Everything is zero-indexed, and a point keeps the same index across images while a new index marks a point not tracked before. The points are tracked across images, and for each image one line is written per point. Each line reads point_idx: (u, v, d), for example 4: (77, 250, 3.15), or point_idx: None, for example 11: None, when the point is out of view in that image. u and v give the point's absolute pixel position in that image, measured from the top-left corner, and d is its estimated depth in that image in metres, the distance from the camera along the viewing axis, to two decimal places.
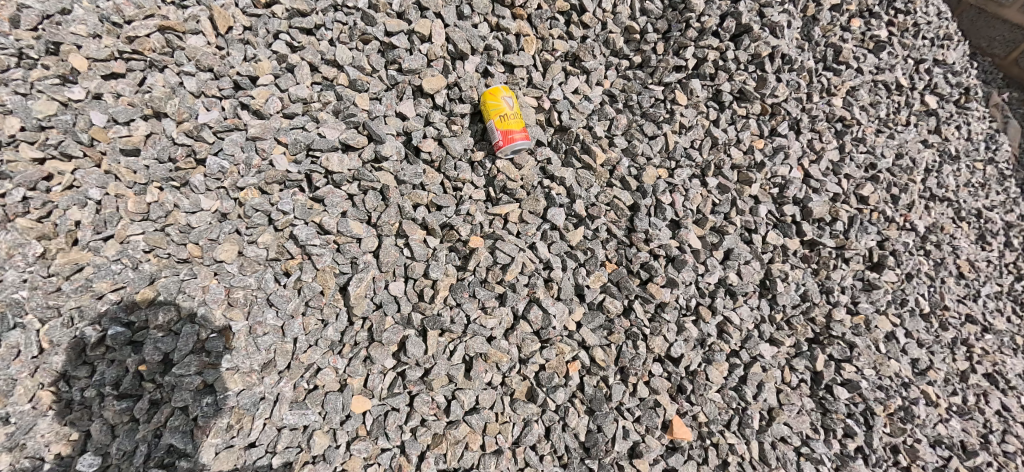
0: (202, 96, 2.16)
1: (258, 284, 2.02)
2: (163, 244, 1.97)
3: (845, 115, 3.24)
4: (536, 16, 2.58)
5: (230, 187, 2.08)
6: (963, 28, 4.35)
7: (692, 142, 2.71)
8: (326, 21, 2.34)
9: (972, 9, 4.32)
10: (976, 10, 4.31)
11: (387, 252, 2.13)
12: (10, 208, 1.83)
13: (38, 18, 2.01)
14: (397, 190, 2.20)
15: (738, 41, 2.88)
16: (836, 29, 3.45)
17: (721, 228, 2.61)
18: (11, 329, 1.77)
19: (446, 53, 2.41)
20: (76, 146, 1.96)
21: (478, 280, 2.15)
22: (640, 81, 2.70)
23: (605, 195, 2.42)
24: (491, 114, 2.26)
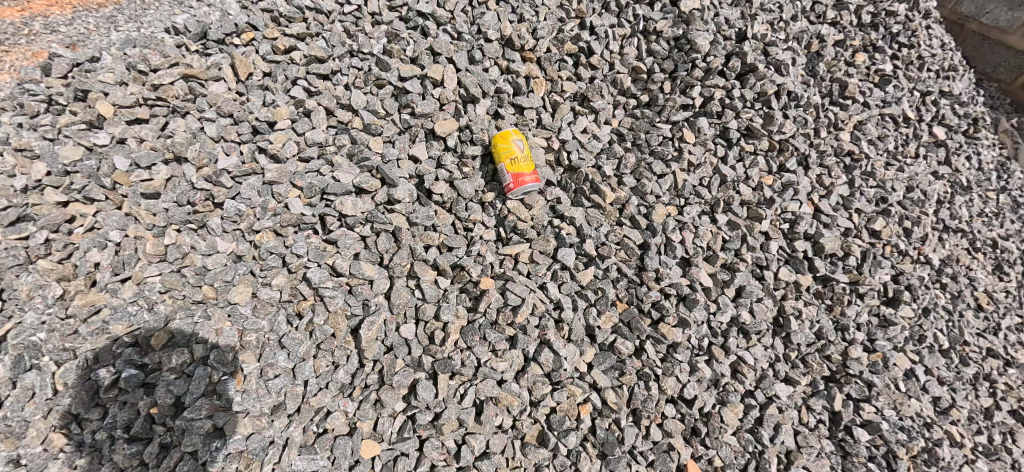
0: (221, 140, 2.22)
1: (270, 327, 2.01)
2: (179, 286, 2.00)
3: (853, 149, 3.25)
4: (546, 58, 2.63)
5: (246, 230, 2.11)
6: (966, 54, 4.41)
7: (701, 180, 2.72)
8: (342, 67, 2.43)
9: (976, 35, 4.33)
10: (981, 36, 4.33)
11: (399, 294, 2.10)
12: (33, 251, 1.93)
13: (68, 67, 2.21)
14: (408, 231, 2.20)
15: (744, 80, 2.92)
16: (841, 64, 3.54)
17: (732, 265, 2.61)
18: (27, 371, 1.81)
19: (457, 97, 2.45)
20: (98, 191, 2.06)
21: (488, 323, 2.11)
22: (647, 119, 2.73)
23: (615, 234, 2.42)
24: (501, 157, 2.28)
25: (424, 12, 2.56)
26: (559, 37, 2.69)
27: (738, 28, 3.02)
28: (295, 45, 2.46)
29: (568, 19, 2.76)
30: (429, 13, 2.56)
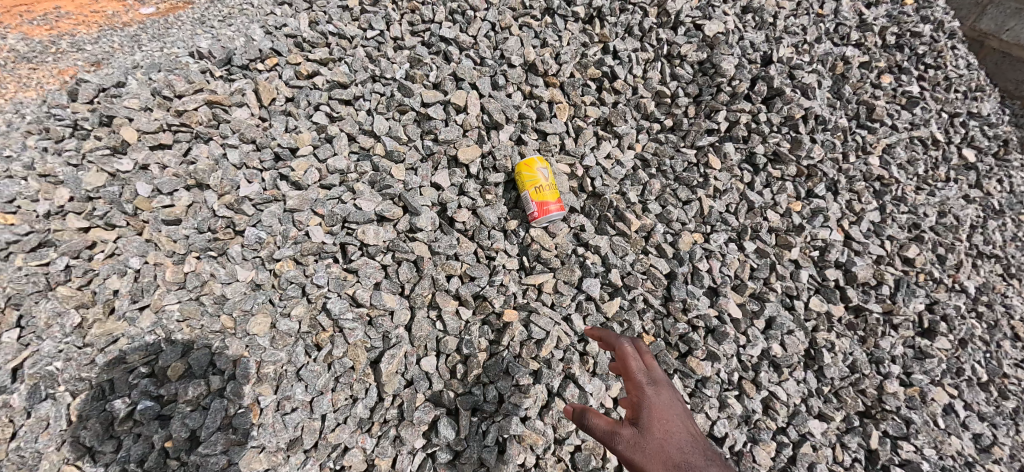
0: (243, 168, 2.21)
1: (288, 358, 1.94)
2: (197, 316, 1.96)
3: (883, 174, 3.15)
4: (569, 84, 2.59)
5: (266, 258, 2.07)
6: (988, 71, 4.25)
7: (727, 207, 2.65)
8: (364, 92, 2.42)
9: (997, 52, 4.22)
10: (1001, 54, 4.20)
11: (420, 326, 2.02)
12: (53, 278, 1.97)
13: (94, 92, 2.35)
14: (430, 260, 2.12)
15: (770, 104, 2.86)
16: (867, 86, 3.46)
17: (761, 294, 2.52)
18: (42, 401, 1.82)
19: (481, 123, 2.39)
20: (120, 216, 2.09)
21: (512, 356, 2.02)
22: (672, 144, 2.68)
23: (641, 263, 2.33)
24: (525, 186, 2.21)
25: (448, 38, 2.58)
26: (583, 62, 2.66)
27: (763, 51, 2.96)
28: (318, 70, 2.47)
29: (591, 43, 2.74)
30: (452, 38, 2.58)
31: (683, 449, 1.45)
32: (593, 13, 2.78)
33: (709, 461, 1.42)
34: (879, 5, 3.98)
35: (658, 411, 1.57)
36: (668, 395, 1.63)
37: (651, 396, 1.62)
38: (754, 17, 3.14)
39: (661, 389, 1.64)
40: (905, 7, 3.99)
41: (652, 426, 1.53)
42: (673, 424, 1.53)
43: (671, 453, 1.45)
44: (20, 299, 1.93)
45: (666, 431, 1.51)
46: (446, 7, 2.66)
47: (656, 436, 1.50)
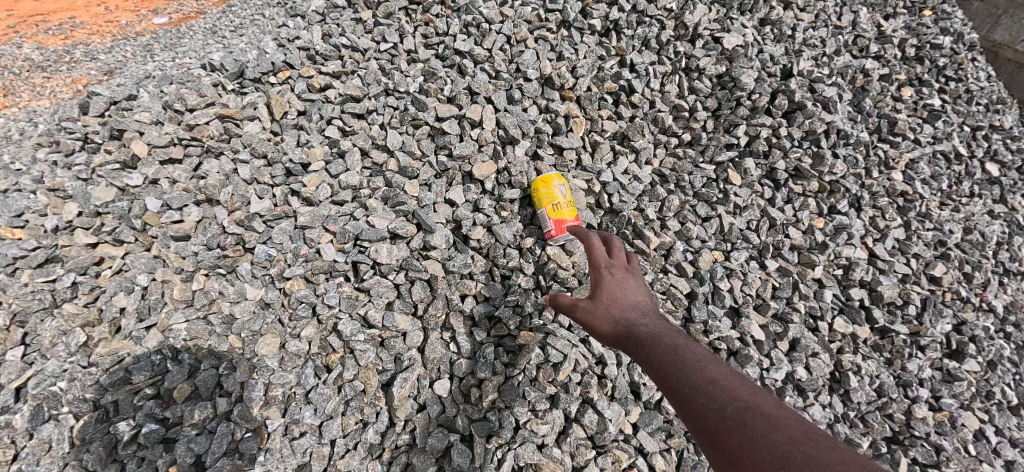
0: (254, 183, 2.16)
1: (298, 380, 1.87)
2: (204, 336, 1.91)
3: (907, 189, 3.05)
4: (586, 98, 2.54)
5: (275, 277, 1.99)
6: (1004, 81, 4.08)
7: (749, 223, 2.57)
8: (378, 106, 2.37)
9: (1011, 63, 4.07)
10: (1015, 64, 4.06)
11: (433, 348, 1.96)
12: (59, 295, 1.95)
13: (105, 105, 2.35)
14: (444, 280, 2.05)
15: (791, 118, 2.79)
16: (888, 99, 3.38)
17: (784, 315, 2.43)
18: (44, 422, 1.78)
19: (496, 138, 2.35)
20: (129, 232, 2.07)
21: (528, 380, 1.94)
22: (690, 159, 2.61)
23: (660, 283, 2.27)
24: (542, 202, 2.14)
25: (462, 51, 2.54)
26: (599, 75, 2.61)
27: (783, 64, 2.91)
28: (330, 83, 2.42)
29: (608, 57, 2.70)
30: (467, 51, 2.54)
31: (633, 311, 1.66)
32: (609, 26, 2.74)
33: (652, 322, 1.64)
34: (896, 17, 3.92)
35: (611, 285, 1.76)
36: (626, 272, 1.83)
37: (606, 274, 1.80)
38: (772, 30, 3.11)
39: (619, 269, 1.83)
40: (923, 19, 3.92)
41: (606, 295, 1.73)
42: (626, 292, 1.73)
43: (621, 314, 1.66)
44: (25, 316, 1.93)
45: (620, 299, 1.71)
46: (461, 20, 2.64)
47: (610, 304, 1.69)
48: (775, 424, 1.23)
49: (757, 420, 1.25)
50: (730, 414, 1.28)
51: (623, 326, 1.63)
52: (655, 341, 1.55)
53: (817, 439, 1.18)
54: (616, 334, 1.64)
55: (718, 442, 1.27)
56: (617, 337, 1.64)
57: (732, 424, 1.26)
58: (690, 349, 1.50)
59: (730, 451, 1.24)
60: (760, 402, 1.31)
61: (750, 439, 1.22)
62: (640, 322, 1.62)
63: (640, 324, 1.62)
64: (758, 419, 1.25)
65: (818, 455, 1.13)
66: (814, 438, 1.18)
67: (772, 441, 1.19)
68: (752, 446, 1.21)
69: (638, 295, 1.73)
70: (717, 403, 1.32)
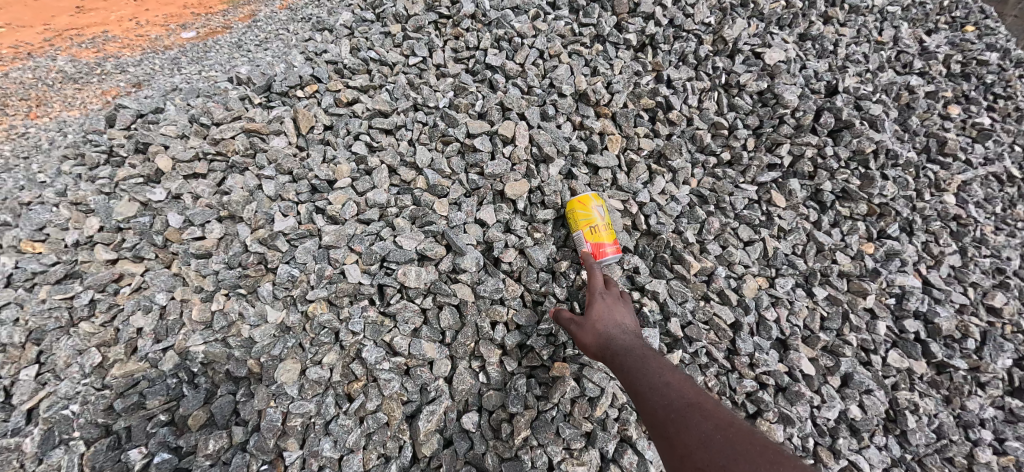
0: (279, 200, 2.08)
1: (317, 410, 1.75)
2: (222, 360, 1.82)
3: (959, 213, 2.84)
4: (621, 114, 2.42)
5: (297, 298, 1.87)
6: None
7: (794, 248, 2.41)
8: (406, 121, 2.30)
9: None
10: None
11: (461, 379, 1.84)
12: (78, 312, 1.92)
13: (132, 118, 2.40)
14: (474, 305, 1.93)
15: (837, 137, 2.64)
16: (935, 117, 3.17)
17: (835, 348, 2.25)
18: (55, 447, 1.71)
19: (529, 156, 2.23)
20: (149, 248, 2.03)
21: (562, 415, 1.81)
22: (730, 180, 2.47)
23: (703, 312, 2.12)
24: (579, 224, 2.02)
25: (494, 65, 2.47)
26: (635, 92, 2.50)
27: (827, 81, 2.78)
28: (357, 97, 2.36)
29: (644, 72, 2.59)
30: (498, 66, 2.47)
31: (614, 325, 1.72)
32: (645, 40, 2.65)
33: (631, 336, 1.70)
34: (938, 33, 3.77)
35: (602, 304, 1.80)
36: (619, 296, 1.86)
37: (601, 295, 1.83)
38: (813, 45, 2.99)
39: (614, 294, 1.85)
40: (967, 35, 3.76)
41: (596, 312, 1.77)
42: (612, 309, 1.78)
43: (602, 326, 1.72)
44: (41, 335, 1.90)
45: (606, 315, 1.75)
46: (492, 35, 2.57)
47: (597, 320, 1.74)
48: (712, 419, 1.34)
49: (699, 415, 1.36)
50: (677, 409, 1.41)
51: (602, 338, 1.69)
52: (627, 351, 1.64)
53: (747, 432, 1.29)
54: (595, 345, 1.70)
55: (664, 433, 1.40)
56: (597, 350, 1.71)
57: (676, 416, 1.40)
58: (656, 358, 1.60)
59: (673, 441, 1.37)
60: (706, 402, 1.42)
61: (690, 431, 1.34)
62: (618, 334, 1.69)
63: (618, 336, 1.69)
64: (699, 415, 1.37)
65: (743, 446, 1.25)
66: (743, 432, 1.29)
67: (707, 433, 1.31)
68: (690, 437, 1.33)
69: (626, 315, 1.77)
70: (666, 400, 1.45)
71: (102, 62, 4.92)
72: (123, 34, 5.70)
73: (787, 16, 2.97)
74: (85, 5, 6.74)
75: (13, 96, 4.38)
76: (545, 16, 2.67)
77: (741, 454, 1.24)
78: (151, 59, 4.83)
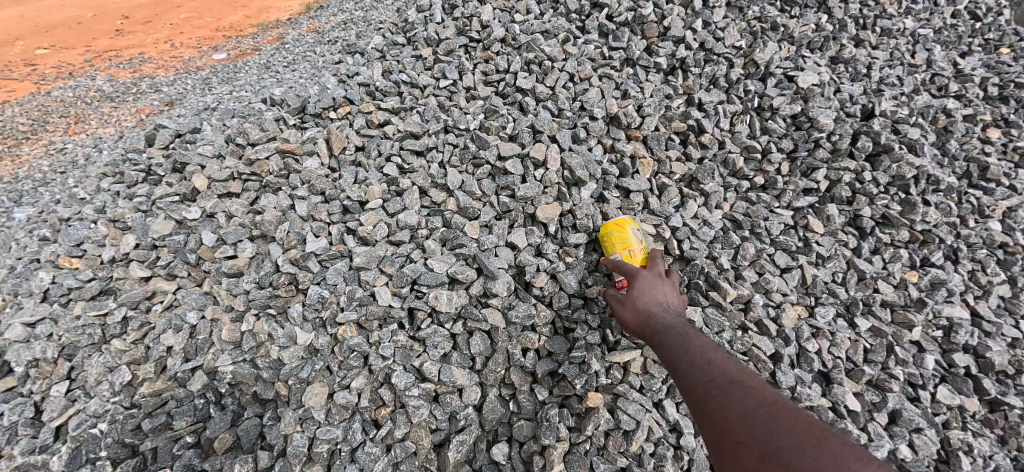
0: (311, 220, 2.08)
1: (344, 436, 1.71)
2: (250, 381, 1.81)
3: (1007, 240, 2.64)
4: (653, 137, 2.40)
5: (328, 321, 1.86)
6: None
7: (834, 275, 2.33)
8: (437, 143, 2.31)
9: None
10: None
11: (492, 408, 1.79)
12: (110, 330, 1.93)
13: (170, 138, 2.48)
14: (504, 331, 1.89)
15: (875, 161, 2.57)
16: (975, 141, 3.05)
17: (881, 382, 2.13)
18: (81, 467, 1.68)
19: (561, 179, 2.21)
20: (182, 266, 2.04)
21: (596, 449, 1.75)
22: (765, 204, 2.40)
23: (741, 343, 2.04)
24: (616, 247, 1.96)
25: (524, 88, 2.47)
26: (667, 115, 2.47)
27: (862, 104, 2.72)
28: (389, 119, 2.39)
29: (675, 95, 2.56)
30: (529, 89, 2.47)
31: (656, 303, 1.71)
32: (675, 63, 2.64)
33: (673, 314, 1.69)
34: (971, 55, 3.69)
35: (646, 281, 1.78)
36: (662, 274, 1.84)
37: (644, 273, 1.81)
38: (846, 68, 2.94)
39: (656, 272, 1.83)
40: (1002, 57, 3.65)
41: (638, 289, 1.76)
42: (655, 286, 1.76)
43: (642, 304, 1.72)
44: (73, 350, 1.92)
45: (648, 292, 1.74)
46: (522, 58, 2.59)
47: (637, 298, 1.73)
48: (754, 396, 1.32)
49: (742, 393, 1.34)
50: (717, 386, 1.39)
51: (643, 316, 1.69)
52: (667, 328, 1.63)
53: (791, 410, 1.26)
54: (636, 323, 1.70)
55: (703, 408, 1.39)
56: (638, 327, 1.71)
57: (716, 392, 1.38)
58: (698, 337, 1.57)
59: (713, 417, 1.36)
60: (750, 380, 1.39)
61: (730, 407, 1.33)
62: (657, 311, 1.69)
63: (659, 314, 1.68)
64: (741, 391, 1.34)
65: (785, 421, 1.22)
66: (788, 408, 1.25)
67: (748, 409, 1.29)
68: (731, 412, 1.32)
69: (667, 293, 1.76)
70: (707, 377, 1.43)
71: (138, 82, 5.13)
72: (158, 55, 5.95)
73: (818, 39, 2.94)
74: (124, 29, 7.09)
75: (53, 113, 4.58)
76: (574, 40, 2.70)
77: (783, 430, 1.21)
78: (184, 79, 5.03)
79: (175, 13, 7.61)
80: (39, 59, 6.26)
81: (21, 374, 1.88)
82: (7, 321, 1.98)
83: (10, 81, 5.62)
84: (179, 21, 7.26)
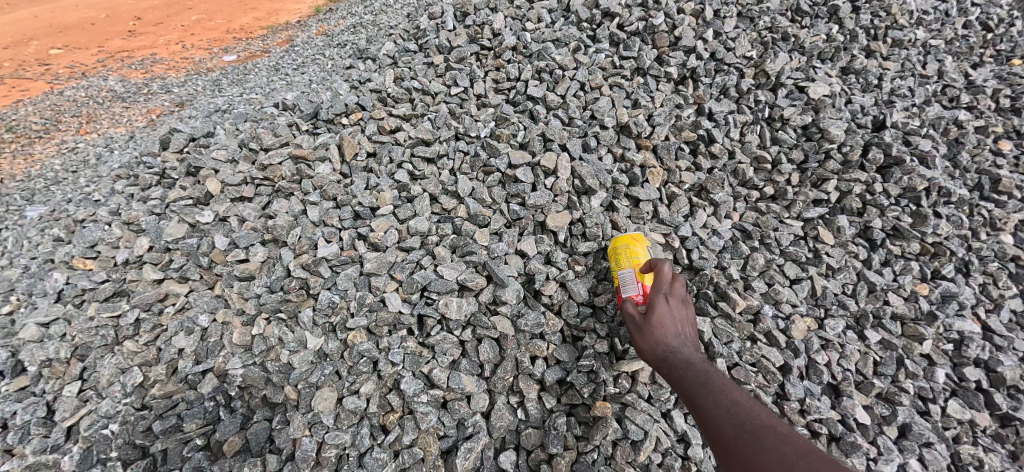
0: (322, 225, 2.10)
1: (353, 441, 1.72)
2: (260, 384, 1.82)
3: (1021, 253, 2.60)
4: (663, 147, 2.40)
5: (338, 326, 1.88)
6: None
7: (843, 287, 2.32)
8: (448, 150, 2.33)
9: None
10: None
11: (500, 415, 1.78)
12: (122, 331, 1.95)
13: (184, 142, 2.52)
14: (513, 339, 1.89)
15: (886, 173, 2.56)
16: (987, 153, 3.03)
17: (891, 396, 2.12)
18: (92, 467, 1.70)
19: (571, 187, 2.21)
20: (195, 269, 2.07)
21: (604, 458, 1.75)
22: (775, 214, 2.39)
23: (750, 354, 2.03)
24: (632, 261, 1.92)
25: (535, 96, 2.49)
26: (677, 124, 2.48)
27: (874, 115, 2.71)
28: (400, 125, 2.42)
29: (685, 105, 2.57)
30: (540, 97, 2.48)
31: (675, 335, 1.63)
32: (686, 73, 2.64)
33: (692, 348, 1.60)
34: (982, 67, 3.66)
35: (665, 309, 1.69)
36: (680, 302, 1.76)
37: (664, 298, 1.72)
38: (856, 79, 2.93)
39: (676, 295, 1.75)
40: (1015, 68, 3.62)
41: (656, 317, 1.67)
42: (674, 315, 1.68)
43: (661, 335, 1.63)
44: (86, 351, 1.94)
45: (667, 321, 1.66)
46: (533, 66, 2.61)
47: (656, 327, 1.65)
48: (788, 442, 1.21)
49: (773, 436, 1.23)
50: (745, 427, 1.29)
51: (662, 348, 1.61)
52: (688, 364, 1.54)
53: (829, 459, 1.15)
54: (655, 355, 1.61)
55: (730, 453, 1.29)
56: (655, 359, 1.62)
57: (744, 434, 1.28)
58: (721, 373, 1.48)
59: (740, 463, 1.25)
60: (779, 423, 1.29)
61: (761, 452, 1.22)
62: (677, 344, 1.60)
63: (678, 347, 1.59)
64: (773, 435, 1.24)
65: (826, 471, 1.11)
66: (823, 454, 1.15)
67: (781, 455, 1.18)
68: (762, 458, 1.21)
69: (686, 323, 1.68)
70: (733, 416, 1.33)
71: (150, 83, 5.20)
72: (170, 57, 6.03)
73: (829, 50, 2.95)
74: (136, 31, 7.20)
75: (66, 114, 4.65)
76: (585, 48, 2.72)
77: None
78: (195, 80, 5.10)
79: (187, 15, 7.72)
80: (54, 59, 6.36)
81: (35, 374, 1.91)
82: (23, 321, 2.02)
83: (25, 81, 5.72)
84: (191, 22, 7.35)
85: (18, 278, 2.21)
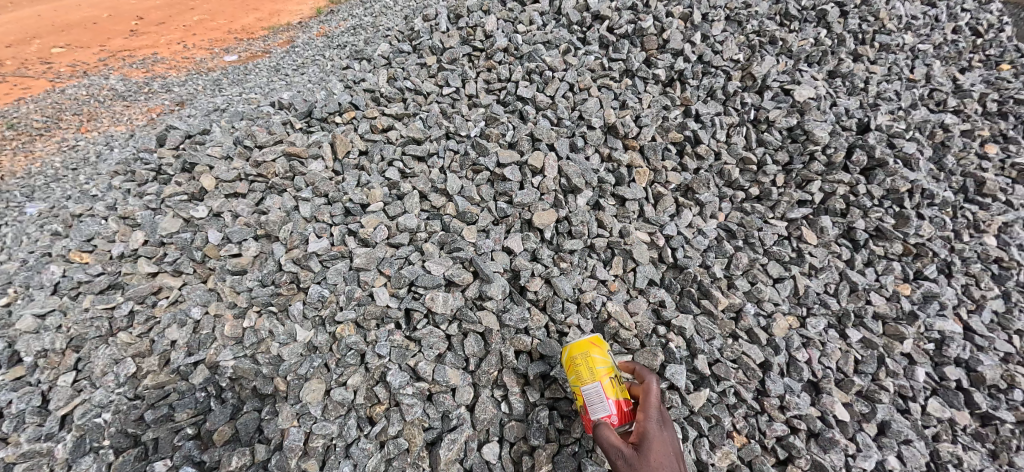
0: (314, 221, 2.15)
1: (339, 432, 1.76)
2: (250, 376, 1.85)
3: (1003, 255, 2.66)
4: (649, 147, 2.45)
5: (326, 319, 1.91)
6: None
7: (825, 287, 2.36)
8: (438, 149, 2.37)
9: None
10: None
11: (484, 408, 1.83)
12: (116, 323, 2.00)
13: (180, 138, 2.57)
14: (499, 333, 1.93)
15: (870, 175, 2.60)
16: (972, 157, 3.07)
17: (870, 393, 2.16)
18: (85, 454, 1.74)
19: (558, 186, 2.26)
20: (189, 263, 2.11)
21: (584, 451, 1.78)
22: (759, 214, 2.44)
23: (731, 350, 2.07)
24: (597, 373, 1.63)
25: (525, 97, 2.54)
26: (664, 125, 2.52)
27: (858, 118, 2.76)
28: (392, 124, 2.47)
29: (673, 106, 2.61)
30: (529, 97, 2.53)
31: None
32: (674, 75, 2.68)
33: None
34: (971, 71, 3.71)
35: (659, 441, 1.54)
36: (666, 429, 1.61)
37: (655, 427, 1.58)
38: (843, 82, 2.98)
39: (662, 422, 1.60)
40: (1003, 73, 3.68)
41: (654, 458, 1.49)
42: (670, 454, 1.52)
43: None
44: (81, 342, 1.98)
45: (665, 463, 1.49)
46: (524, 67, 2.66)
47: (657, 470, 1.47)
48: None
49: None
50: None
51: None
52: None
53: None
54: None
55: None
56: None
57: None
58: None
59: None
60: None
61: None
62: None
63: None
64: None
65: None
66: None
67: None
68: None
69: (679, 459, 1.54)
70: None
71: (150, 82, 5.26)
72: (170, 56, 6.09)
73: (816, 53, 3.00)
74: (138, 30, 7.27)
75: (66, 112, 4.70)
76: (575, 51, 2.77)
77: None
78: (194, 80, 5.16)
79: (188, 15, 7.79)
80: (55, 57, 6.43)
81: (31, 364, 1.95)
82: (20, 312, 2.07)
83: (26, 78, 5.78)
84: (192, 22, 7.42)
85: (15, 271, 2.25)
